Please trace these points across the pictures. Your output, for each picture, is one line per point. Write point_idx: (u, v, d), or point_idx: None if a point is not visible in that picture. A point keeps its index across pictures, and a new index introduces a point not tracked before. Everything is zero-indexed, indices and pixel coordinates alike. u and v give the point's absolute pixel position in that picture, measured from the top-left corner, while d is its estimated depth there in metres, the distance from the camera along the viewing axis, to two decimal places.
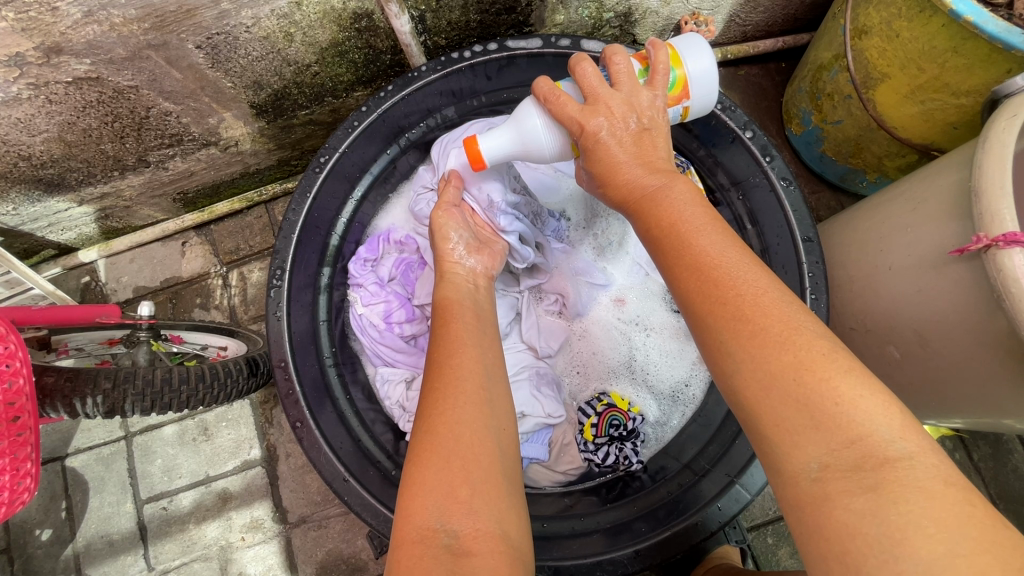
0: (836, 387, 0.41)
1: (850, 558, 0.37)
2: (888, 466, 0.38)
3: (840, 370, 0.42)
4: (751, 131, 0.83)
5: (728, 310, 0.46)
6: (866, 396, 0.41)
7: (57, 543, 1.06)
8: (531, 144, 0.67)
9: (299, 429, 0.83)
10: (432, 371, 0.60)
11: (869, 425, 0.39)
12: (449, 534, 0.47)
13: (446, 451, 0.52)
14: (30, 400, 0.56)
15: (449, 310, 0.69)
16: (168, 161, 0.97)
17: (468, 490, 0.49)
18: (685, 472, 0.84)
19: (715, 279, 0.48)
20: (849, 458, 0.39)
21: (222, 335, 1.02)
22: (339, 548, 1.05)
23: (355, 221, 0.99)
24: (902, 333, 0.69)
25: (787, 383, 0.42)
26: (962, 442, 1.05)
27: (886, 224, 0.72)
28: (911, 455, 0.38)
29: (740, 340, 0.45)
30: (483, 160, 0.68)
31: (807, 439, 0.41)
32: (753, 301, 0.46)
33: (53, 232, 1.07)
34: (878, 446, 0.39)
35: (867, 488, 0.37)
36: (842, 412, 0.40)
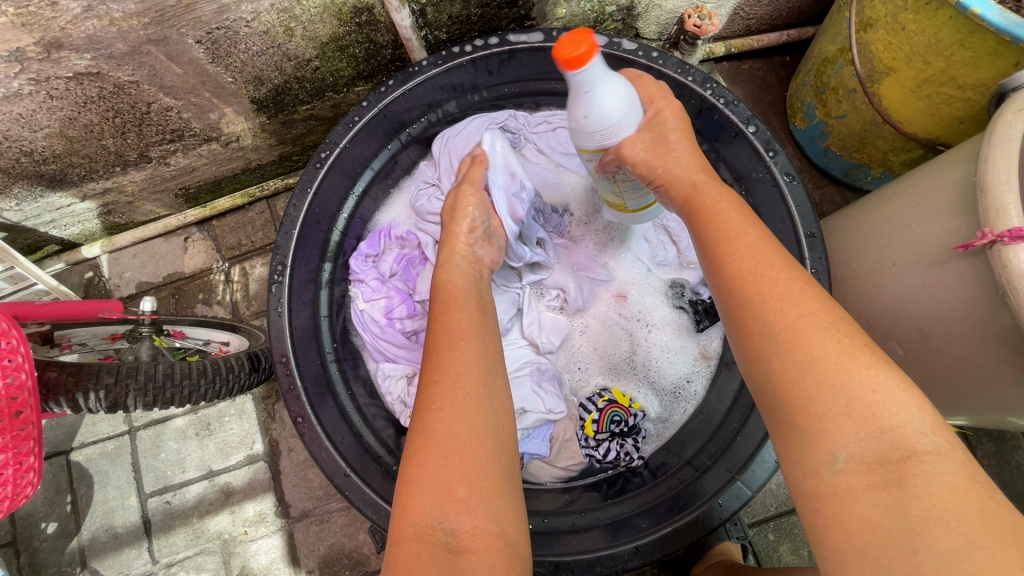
0: (875, 377, 0.43)
1: (870, 551, 0.38)
2: (914, 459, 0.39)
3: (876, 362, 0.44)
4: (754, 126, 0.82)
5: (777, 292, 0.49)
6: (897, 390, 0.42)
7: (63, 536, 1.07)
8: (605, 112, 0.62)
9: (300, 424, 0.82)
10: (430, 364, 0.60)
11: (902, 417, 0.41)
12: (447, 532, 0.47)
13: (445, 449, 0.52)
14: (32, 395, 0.57)
15: (453, 296, 0.69)
16: (169, 157, 0.98)
17: (466, 487, 0.50)
18: (686, 469, 0.85)
19: (760, 265, 0.51)
20: (876, 452, 0.41)
21: (224, 331, 1.03)
22: (341, 543, 1.06)
23: (356, 216, 0.98)
24: (906, 329, 0.69)
25: (828, 367, 0.44)
26: (966, 440, 1.04)
27: (889, 219, 0.72)
28: (939, 449, 0.40)
29: (788, 323, 0.47)
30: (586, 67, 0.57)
31: (837, 428, 0.42)
32: (799, 290, 0.49)
33: (56, 228, 1.07)
34: (908, 439, 0.40)
35: (889, 481, 0.39)
36: (878, 402, 0.42)
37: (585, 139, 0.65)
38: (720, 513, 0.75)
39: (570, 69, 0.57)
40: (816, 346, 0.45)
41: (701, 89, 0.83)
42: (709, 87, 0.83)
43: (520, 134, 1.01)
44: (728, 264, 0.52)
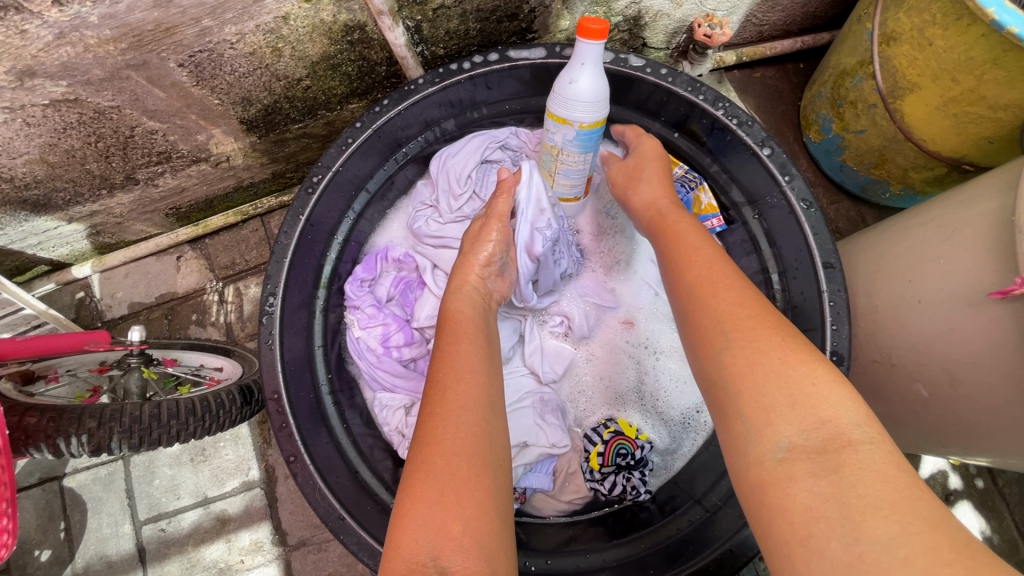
0: (812, 370, 0.46)
1: (814, 543, 0.38)
2: (849, 449, 0.41)
3: (813, 358, 0.47)
4: (769, 148, 0.78)
5: (728, 296, 0.54)
6: (829, 381, 0.45)
7: (56, 565, 1.04)
8: (584, 88, 0.66)
9: (293, 463, 0.78)
10: (434, 393, 0.57)
11: (836, 409, 0.43)
12: (439, 570, 0.44)
13: (442, 484, 0.49)
14: (5, 455, 0.53)
15: (458, 326, 0.66)
16: (158, 178, 0.94)
17: (459, 526, 0.47)
18: (697, 508, 0.82)
19: (712, 271, 0.57)
20: (816, 442, 0.42)
21: (217, 356, 1.00)
22: (339, 572, 1.03)
23: (352, 239, 0.95)
24: (932, 371, 0.64)
25: (772, 363, 0.47)
26: (987, 468, 1.00)
27: (899, 240, 0.71)
28: (869, 439, 0.41)
29: (738, 319, 0.51)
30: (591, 36, 0.62)
31: (782, 419, 0.44)
32: (750, 297, 0.53)
33: (44, 250, 1.04)
34: (843, 429, 0.42)
35: (827, 469, 0.40)
36: (816, 394, 0.44)
37: (554, 100, 0.69)
38: (735, 560, 0.73)
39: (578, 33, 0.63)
40: (763, 343, 0.48)
41: (712, 108, 0.79)
42: (721, 107, 0.78)
43: (521, 152, 0.96)
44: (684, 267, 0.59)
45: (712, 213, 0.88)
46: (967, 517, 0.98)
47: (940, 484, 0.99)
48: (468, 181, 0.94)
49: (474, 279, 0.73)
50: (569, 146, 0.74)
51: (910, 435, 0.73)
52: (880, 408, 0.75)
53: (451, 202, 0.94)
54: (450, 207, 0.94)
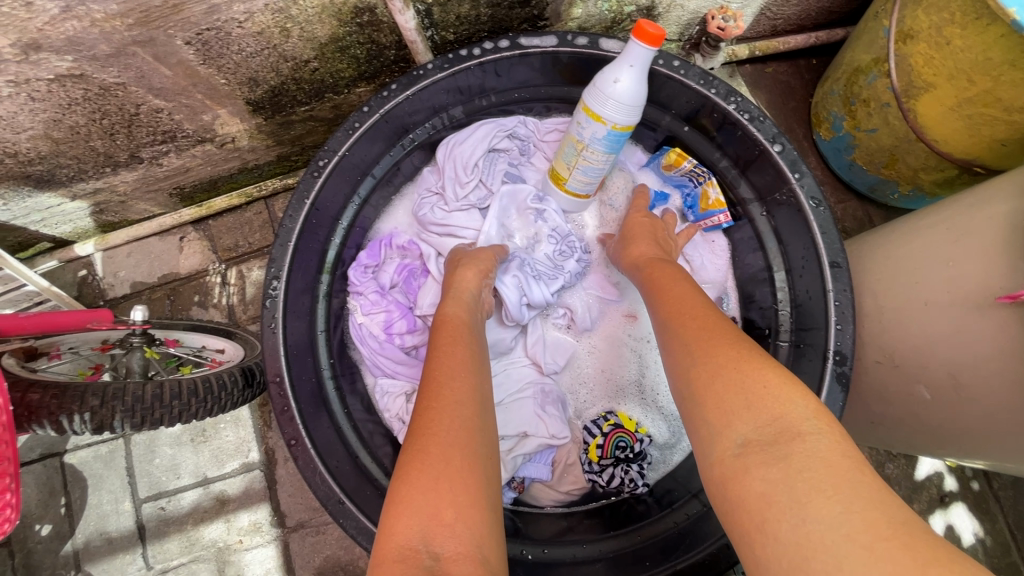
0: (764, 374, 0.49)
1: (768, 527, 0.41)
2: (798, 440, 0.43)
3: (766, 364, 0.50)
4: (780, 144, 0.76)
5: (694, 322, 0.58)
6: (777, 378, 0.48)
7: (57, 539, 1.05)
8: (626, 89, 0.67)
9: (294, 447, 0.78)
10: (429, 388, 0.60)
11: (786, 405, 0.46)
12: (431, 556, 0.45)
13: (436, 472, 0.50)
14: (7, 430, 0.53)
15: (451, 329, 0.69)
16: (162, 157, 0.93)
17: (453, 512, 0.48)
18: (694, 502, 0.82)
19: (687, 304, 0.62)
20: (769, 435, 0.44)
21: (219, 338, 1.00)
22: (337, 555, 1.04)
23: (356, 225, 0.94)
24: (934, 373, 0.64)
25: (728, 372, 0.50)
26: (982, 471, 1.01)
27: (899, 246, 0.71)
28: (818, 430, 0.44)
29: (698, 340, 0.55)
30: (644, 40, 0.62)
31: (737, 419, 0.47)
32: (714, 320, 0.58)
33: (47, 227, 1.04)
34: (793, 423, 0.45)
35: (776, 457, 0.43)
36: (767, 393, 0.47)
37: (592, 93, 0.69)
38: (731, 554, 0.73)
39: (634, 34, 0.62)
40: (720, 356, 0.52)
41: (724, 103, 0.78)
42: (733, 101, 0.77)
43: (529, 142, 0.97)
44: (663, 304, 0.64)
45: (719, 209, 0.88)
46: (961, 518, 0.99)
47: (935, 485, 1.00)
48: (475, 169, 0.93)
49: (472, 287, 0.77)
50: (595, 144, 0.74)
51: (909, 437, 0.74)
52: (879, 409, 0.75)
53: (457, 190, 0.94)
54: (456, 194, 0.94)
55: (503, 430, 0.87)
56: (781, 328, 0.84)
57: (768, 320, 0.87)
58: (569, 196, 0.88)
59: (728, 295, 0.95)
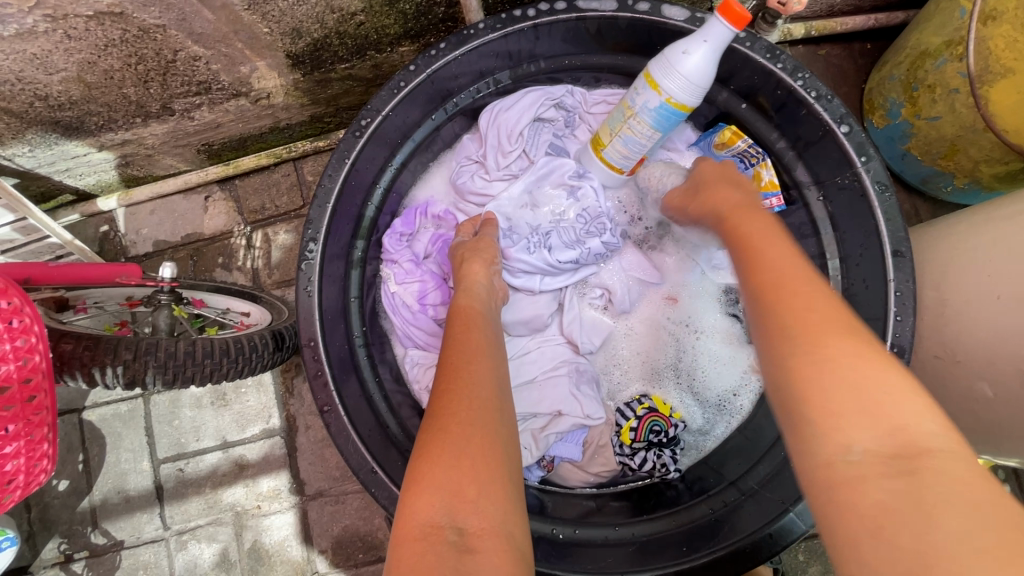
0: (888, 383, 0.43)
1: (884, 534, 0.37)
2: (925, 455, 0.39)
3: (889, 369, 0.45)
4: (847, 125, 0.73)
5: (801, 304, 0.51)
6: (904, 391, 0.43)
7: (74, 495, 1.05)
8: (695, 63, 0.64)
9: (327, 413, 0.77)
10: (446, 370, 0.58)
11: (908, 419, 0.41)
12: (456, 531, 0.44)
13: (457, 450, 0.49)
14: (47, 378, 0.52)
15: (467, 316, 0.68)
16: (194, 110, 0.90)
17: (475, 488, 0.46)
18: (731, 490, 0.81)
19: (782, 278, 0.54)
20: (891, 445, 0.40)
21: (245, 301, 0.97)
22: (355, 525, 1.03)
23: (392, 191, 0.91)
24: (1000, 369, 0.62)
25: (845, 371, 0.44)
26: (1016, 474, 0.99)
27: (968, 236, 0.69)
28: (947, 448, 0.40)
29: (814, 332, 0.48)
30: (732, 14, 0.59)
31: (851, 426, 0.42)
32: (818, 304, 0.50)
33: (71, 178, 1.01)
34: (918, 437, 0.40)
35: (902, 471, 0.39)
36: (890, 404, 0.42)
37: (658, 61, 0.67)
38: (772, 545, 0.71)
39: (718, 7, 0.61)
40: (833, 350, 0.46)
41: (790, 79, 0.74)
42: (800, 78, 0.73)
43: (575, 113, 0.93)
44: (757, 278, 0.56)
45: (771, 191, 0.85)
46: None
47: None
48: (519, 139, 0.91)
49: (482, 278, 0.76)
50: (645, 114, 0.70)
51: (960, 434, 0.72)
52: None
53: (499, 159, 0.92)
54: (498, 163, 0.92)
55: (537, 408, 0.87)
56: None
57: None
58: (603, 164, 0.84)
59: None
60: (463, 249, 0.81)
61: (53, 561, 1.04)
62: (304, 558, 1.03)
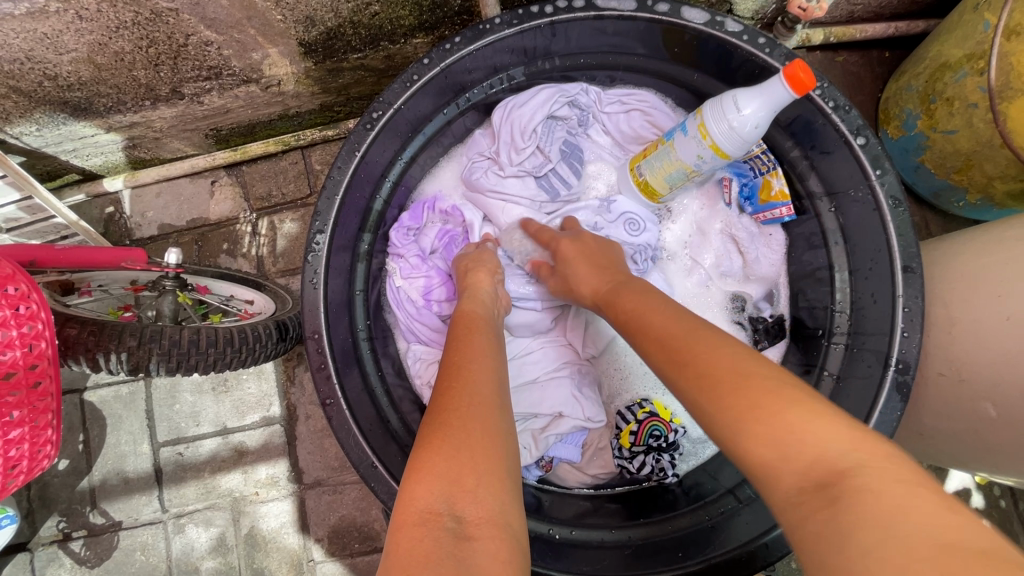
0: (786, 419, 0.44)
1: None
2: (844, 478, 0.39)
3: (782, 396, 0.45)
4: (864, 138, 0.72)
5: (709, 356, 0.51)
6: (820, 417, 0.43)
7: (73, 475, 1.05)
8: (750, 125, 0.67)
9: (328, 407, 0.76)
10: (450, 369, 0.59)
11: (821, 443, 0.41)
12: (454, 518, 0.43)
13: (458, 442, 0.49)
14: (52, 364, 0.52)
15: (471, 322, 0.69)
16: (203, 95, 0.89)
17: (474, 479, 0.46)
18: (728, 497, 0.81)
19: (677, 339, 0.55)
20: (817, 477, 0.40)
21: (249, 289, 0.96)
22: (352, 516, 1.04)
23: (401, 184, 0.91)
24: (1007, 391, 0.61)
25: (748, 422, 0.45)
26: (1012, 491, 0.99)
27: (985, 253, 0.67)
28: (861, 463, 0.39)
29: (706, 389, 0.49)
30: (798, 88, 0.61)
31: (777, 471, 0.42)
32: (694, 345, 0.53)
33: (78, 158, 1.00)
34: (833, 461, 0.40)
35: (828, 501, 0.38)
36: (796, 440, 0.42)
37: (724, 133, 0.68)
38: (769, 555, 0.71)
39: (789, 84, 0.62)
40: (727, 404, 0.47)
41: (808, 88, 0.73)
42: (819, 87, 0.72)
43: (589, 111, 0.93)
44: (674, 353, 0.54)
45: (781, 201, 0.85)
46: None
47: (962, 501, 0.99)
48: (534, 135, 0.89)
49: (486, 288, 0.77)
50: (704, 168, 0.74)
51: (960, 451, 0.72)
52: (935, 423, 0.73)
53: (512, 155, 0.91)
54: (511, 159, 0.91)
55: (538, 408, 0.88)
56: (835, 330, 0.81)
57: (820, 321, 0.84)
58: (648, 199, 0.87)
59: (779, 292, 0.92)
60: (465, 263, 0.83)
61: (52, 538, 1.05)
62: (300, 546, 1.04)
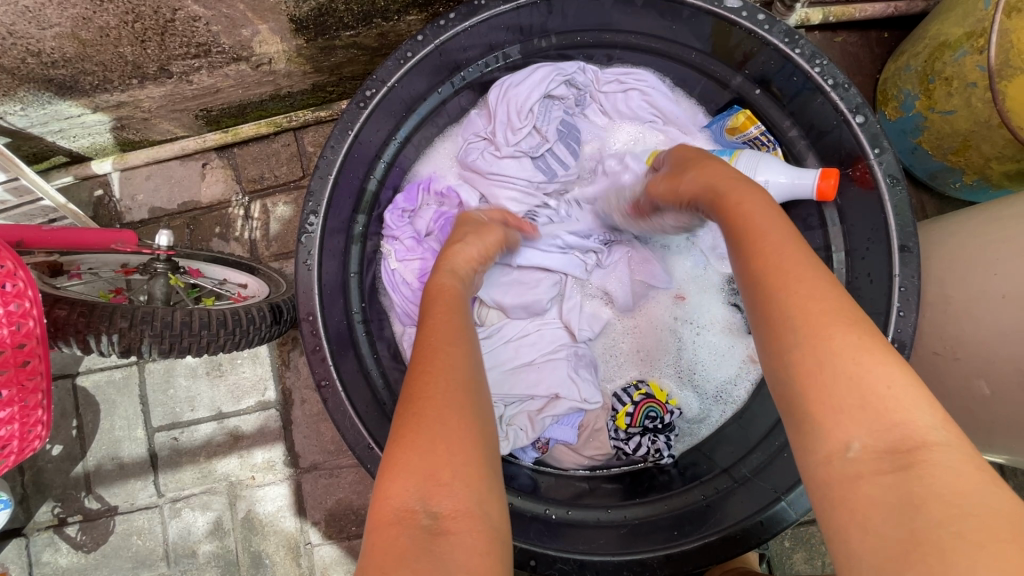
0: (889, 374, 0.43)
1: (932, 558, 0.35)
2: (923, 448, 0.40)
3: (888, 359, 0.43)
4: (863, 116, 0.71)
5: (804, 288, 0.48)
6: (911, 387, 0.42)
7: (67, 460, 1.05)
8: (766, 195, 0.80)
9: (324, 388, 0.76)
10: (424, 351, 0.56)
11: (910, 411, 0.41)
12: (429, 515, 0.44)
13: (431, 433, 0.48)
14: (41, 344, 0.51)
15: (446, 296, 0.66)
16: (192, 74, 0.86)
17: (449, 472, 0.46)
18: (724, 477, 0.81)
19: (779, 261, 0.50)
20: (889, 441, 0.41)
21: (242, 273, 0.95)
22: (349, 499, 1.04)
23: (396, 164, 0.90)
24: (1001, 367, 0.62)
25: (838, 371, 0.43)
26: (1001, 470, 1.00)
27: (978, 233, 0.68)
28: (947, 441, 0.40)
29: (807, 320, 0.46)
30: (823, 196, 0.76)
31: (847, 422, 0.42)
32: (807, 281, 0.48)
33: (65, 139, 0.98)
34: (916, 431, 0.40)
35: (897, 467, 0.39)
36: (891, 398, 0.42)
37: None
38: (763, 532, 0.71)
39: (820, 186, 0.76)
40: (837, 339, 0.44)
41: (808, 66, 0.72)
42: (818, 65, 0.71)
43: (586, 92, 0.92)
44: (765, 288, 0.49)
45: None
46: None
47: None
48: (530, 115, 0.88)
49: (468, 262, 0.73)
50: None
51: None
52: None
53: (508, 135, 0.90)
54: (507, 139, 0.90)
55: (534, 390, 0.88)
56: None
57: None
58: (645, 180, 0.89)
59: None
60: (447, 230, 0.81)
61: (47, 523, 1.05)
62: (297, 530, 1.04)
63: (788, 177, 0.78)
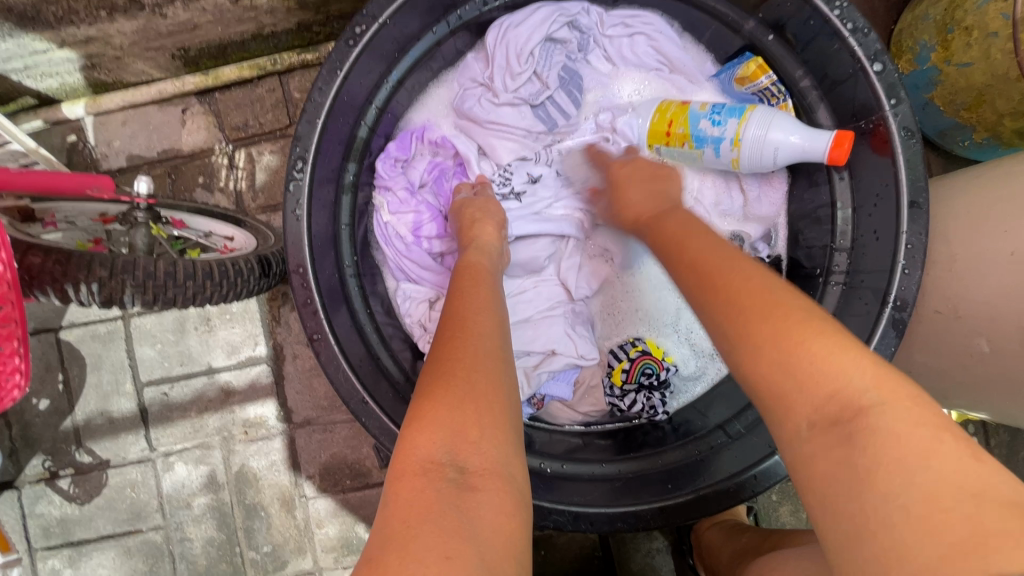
0: (810, 348, 0.42)
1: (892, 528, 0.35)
2: (861, 414, 0.39)
3: (812, 332, 0.43)
4: (881, 64, 0.67)
5: (737, 283, 0.50)
6: (848, 349, 0.42)
7: (56, 414, 1.04)
8: (774, 150, 0.76)
9: (316, 342, 0.74)
10: (453, 321, 0.56)
11: (841, 376, 0.40)
12: (457, 468, 0.43)
13: (463, 392, 0.47)
14: (14, 290, 0.48)
15: (473, 270, 0.66)
16: (166, 7, 0.80)
17: (478, 430, 0.45)
18: (717, 433, 0.82)
19: (710, 268, 0.53)
20: (831, 411, 0.40)
21: (228, 225, 0.92)
22: (343, 454, 1.04)
23: (388, 111, 0.85)
24: (1003, 325, 0.61)
25: (769, 359, 0.44)
26: (985, 428, 1.02)
27: (991, 189, 0.66)
28: (882, 401, 0.39)
29: (734, 313, 0.48)
30: (834, 155, 0.72)
31: (793, 400, 0.42)
32: (738, 283, 0.50)
33: (31, 78, 0.92)
34: (852, 397, 0.40)
35: (841, 439, 0.39)
36: (814, 370, 0.41)
37: (753, 149, 0.76)
38: (756, 486, 0.72)
39: (833, 146, 0.72)
40: (756, 333, 0.45)
41: (826, 8, 0.68)
42: (838, 6, 0.68)
43: (589, 35, 0.87)
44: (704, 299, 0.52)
45: None
46: None
47: None
48: (530, 59, 0.84)
49: (493, 241, 0.74)
50: (709, 158, 0.80)
51: (949, 387, 0.72)
52: (924, 360, 0.74)
53: (507, 81, 0.85)
54: (505, 86, 0.86)
55: (531, 346, 0.87)
56: (834, 269, 0.80)
57: (818, 261, 0.83)
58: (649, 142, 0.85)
59: (777, 232, 0.90)
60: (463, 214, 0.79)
61: (39, 476, 1.04)
62: (291, 483, 1.04)
63: (800, 138, 0.74)
